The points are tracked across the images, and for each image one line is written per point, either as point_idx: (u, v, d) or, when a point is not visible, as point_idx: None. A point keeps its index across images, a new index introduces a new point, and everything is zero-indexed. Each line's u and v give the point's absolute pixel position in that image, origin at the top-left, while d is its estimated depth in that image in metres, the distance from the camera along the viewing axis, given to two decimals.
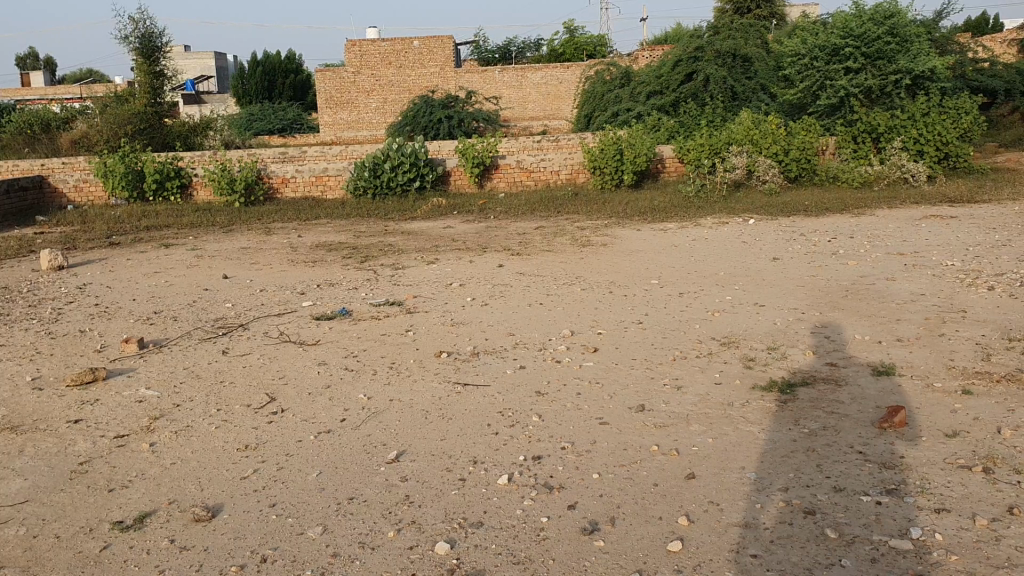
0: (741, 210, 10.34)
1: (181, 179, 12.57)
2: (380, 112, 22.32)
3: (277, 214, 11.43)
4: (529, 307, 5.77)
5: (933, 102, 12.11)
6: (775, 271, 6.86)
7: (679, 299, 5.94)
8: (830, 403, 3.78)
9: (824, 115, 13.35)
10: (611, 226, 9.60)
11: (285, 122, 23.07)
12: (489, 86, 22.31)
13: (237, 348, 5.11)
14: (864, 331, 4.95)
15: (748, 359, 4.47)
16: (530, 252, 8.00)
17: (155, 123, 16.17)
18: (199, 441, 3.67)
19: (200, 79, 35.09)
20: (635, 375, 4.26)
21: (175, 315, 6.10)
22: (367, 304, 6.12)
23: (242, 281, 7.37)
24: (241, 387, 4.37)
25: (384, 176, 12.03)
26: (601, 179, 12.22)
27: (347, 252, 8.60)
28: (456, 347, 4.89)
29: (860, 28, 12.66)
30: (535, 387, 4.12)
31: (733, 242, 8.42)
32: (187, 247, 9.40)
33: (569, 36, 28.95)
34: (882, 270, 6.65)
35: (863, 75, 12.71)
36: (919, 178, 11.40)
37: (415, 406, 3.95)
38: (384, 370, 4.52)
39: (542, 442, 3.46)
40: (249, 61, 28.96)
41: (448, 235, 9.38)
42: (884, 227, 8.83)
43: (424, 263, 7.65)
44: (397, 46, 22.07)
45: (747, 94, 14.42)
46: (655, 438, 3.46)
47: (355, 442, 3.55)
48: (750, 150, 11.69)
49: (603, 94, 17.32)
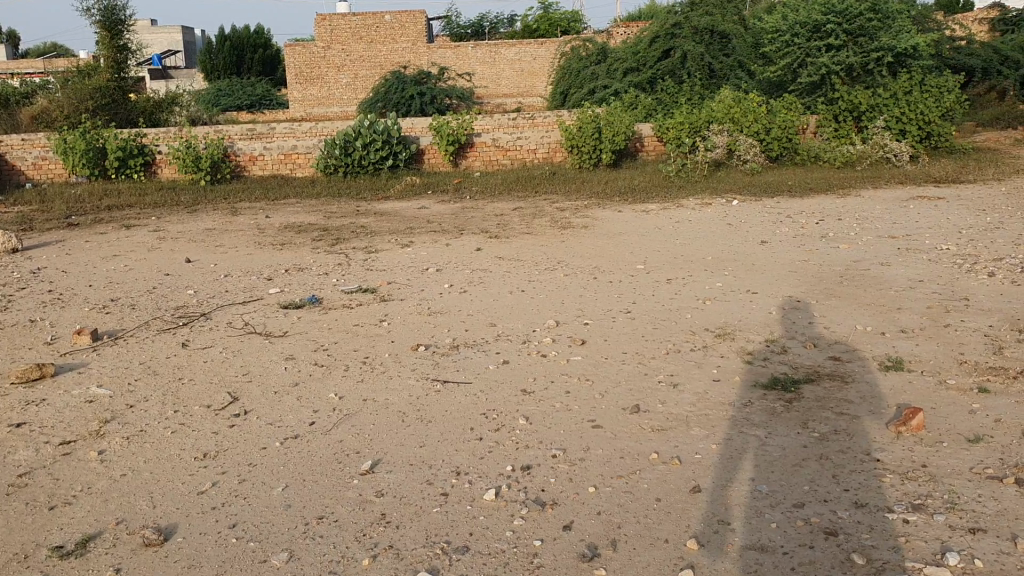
0: (723, 190, 10.09)
1: (144, 156, 12.11)
2: (351, 88, 21.83)
3: (244, 193, 11.03)
4: (510, 294, 5.47)
5: (915, 80, 11.87)
6: (765, 255, 6.61)
7: (667, 286, 5.66)
8: (839, 403, 3.52)
9: (805, 94, 13.12)
10: (590, 207, 9.32)
11: (254, 98, 22.51)
12: (463, 63, 21.88)
13: (198, 339, 4.78)
14: (866, 321, 4.69)
15: (747, 352, 4.21)
16: (509, 234, 7.71)
17: (119, 99, 15.66)
18: (153, 448, 3.34)
19: (166, 53, 34.30)
20: (626, 371, 3.97)
21: (134, 303, 5.73)
22: (338, 291, 5.79)
23: (206, 265, 7.00)
24: (201, 385, 4.03)
25: (355, 153, 11.65)
26: (578, 158, 11.90)
27: (317, 234, 8.25)
28: (434, 339, 4.58)
29: (842, 4, 12.36)
30: (519, 385, 3.82)
31: (718, 223, 8.17)
32: (150, 228, 9.01)
33: (542, 12, 28.54)
34: (875, 255, 6.41)
35: (845, 52, 12.43)
36: (902, 157, 11.20)
37: (390, 407, 3.64)
38: (357, 365, 4.20)
39: (530, 448, 3.16)
40: (217, 35, 28.32)
41: (423, 216, 9.05)
42: (871, 208, 8.60)
43: (398, 246, 7.32)
44: (368, 21, 21.60)
45: (725, 71, 14.17)
46: (653, 443, 3.18)
47: (324, 450, 3.24)
48: (730, 129, 11.43)
49: (579, 71, 16.97)
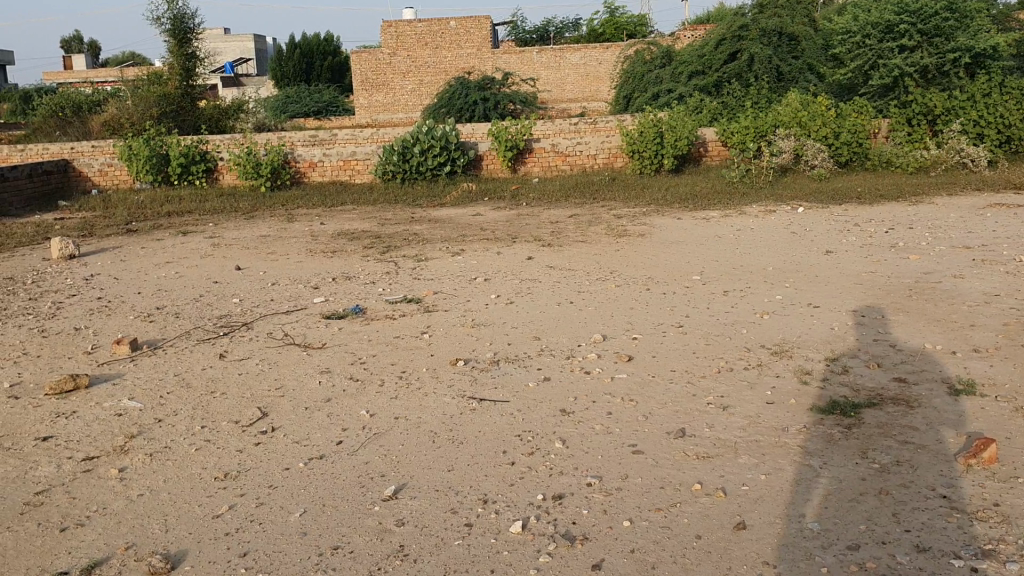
0: (789, 197, 9.73)
1: (206, 162, 12.20)
2: (415, 94, 21.87)
3: (301, 199, 11.03)
4: (558, 306, 5.27)
5: (994, 82, 11.35)
6: (829, 266, 6.29)
7: (723, 298, 5.40)
8: (902, 430, 3.25)
9: (876, 96, 12.65)
10: (649, 214, 9.07)
11: (320, 105, 22.70)
12: (526, 68, 21.74)
13: (237, 350, 4.69)
14: (936, 339, 4.37)
15: (805, 372, 3.94)
16: (563, 242, 7.51)
17: (185, 106, 15.89)
18: (176, 466, 3.22)
19: (240, 61, 34.91)
20: (673, 392, 3.74)
21: (179, 311, 5.68)
22: (383, 300, 5.66)
23: (256, 272, 6.95)
24: (233, 399, 3.92)
25: (413, 160, 11.57)
26: (639, 164, 11.64)
27: (369, 241, 8.16)
28: (475, 353, 4.41)
29: (917, 3, 11.90)
30: (559, 405, 3.62)
31: (782, 232, 7.86)
32: (206, 235, 9.02)
33: (608, 16, 28.27)
34: (948, 266, 6.05)
35: (918, 53, 11.95)
36: (979, 162, 10.70)
37: (422, 426, 3.48)
38: (393, 381, 4.04)
39: (564, 475, 2.97)
40: (287, 43, 28.67)
41: (477, 223, 8.91)
42: (946, 216, 8.19)
43: (448, 255, 7.18)
44: (433, 27, 21.59)
45: (793, 74, 13.77)
46: (697, 472, 2.96)
47: (349, 473, 3.08)
48: (797, 133, 11.07)
49: (643, 75, 16.68)
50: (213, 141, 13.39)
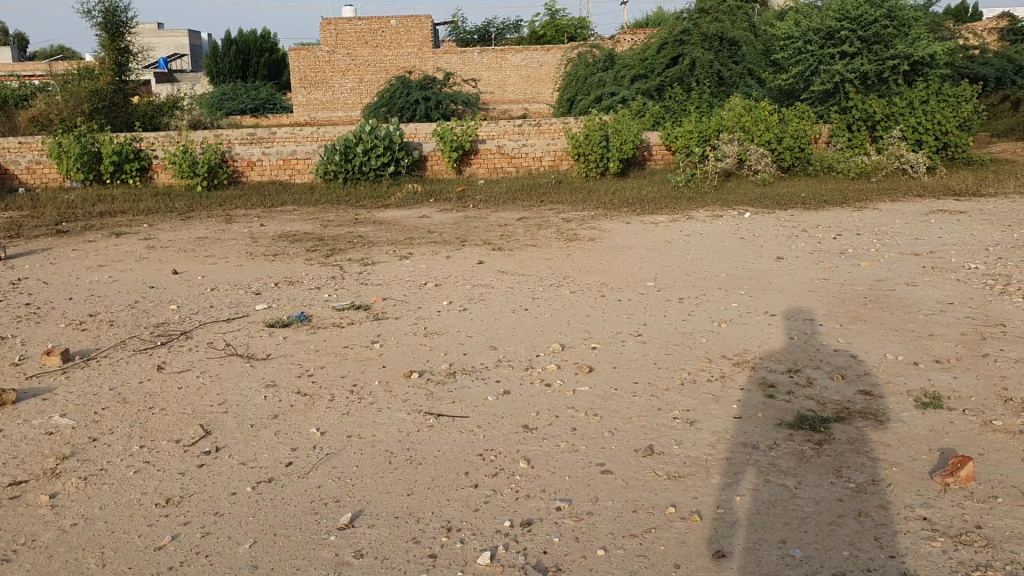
0: (735, 202, 9.73)
1: (140, 161, 11.78)
2: (355, 92, 21.55)
3: (240, 199, 10.71)
4: (512, 314, 5.13)
5: (932, 90, 11.51)
6: (782, 272, 6.25)
7: (679, 306, 5.31)
8: (874, 447, 3.17)
9: (817, 102, 12.75)
10: (597, 218, 8.98)
11: (258, 102, 22.22)
12: (468, 68, 21.56)
13: (176, 361, 4.44)
14: (896, 349, 4.33)
15: (769, 384, 3.85)
16: (512, 246, 7.36)
17: (118, 102, 15.38)
18: (111, 491, 2.99)
19: (173, 55, 34.09)
20: (637, 405, 3.61)
21: (113, 318, 5.39)
22: (329, 307, 5.45)
23: (194, 277, 6.67)
24: (173, 416, 3.69)
25: (356, 160, 11.32)
26: (585, 166, 11.55)
27: (312, 244, 7.91)
28: (429, 364, 4.25)
29: (857, 10, 12.02)
30: (521, 420, 3.47)
31: (731, 237, 7.83)
32: (140, 236, 8.68)
33: (549, 17, 28.25)
34: (899, 273, 6.06)
35: (859, 60, 12.07)
36: (918, 168, 10.84)
37: (377, 445, 3.30)
38: (344, 395, 3.85)
39: (531, 499, 2.83)
40: (223, 39, 28.06)
41: (423, 225, 8.72)
42: (891, 222, 8.25)
43: (395, 258, 6.98)
44: (374, 26, 21.30)
45: (735, 79, 13.83)
46: (669, 493, 2.84)
47: (301, 498, 2.90)
48: (741, 138, 11.09)
49: (586, 77, 16.64)
50: (147, 138, 12.96)
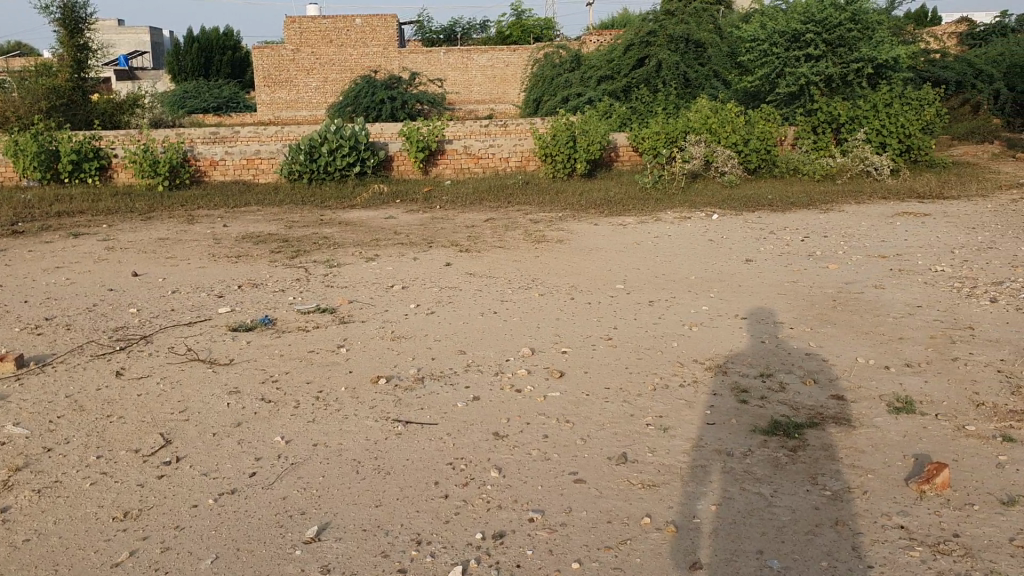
0: (702, 203, 9.73)
1: (99, 159, 11.55)
2: (320, 92, 21.34)
3: (202, 199, 10.53)
4: (480, 317, 5.05)
5: (895, 93, 11.59)
6: (751, 275, 6.24)
7: (649, 309, 5.26)
8: (849, 453, 3.14)
9: (782, 104, 12.81)
10: (565, 219, 8.93)
11: (221, 100, 21.93)
12: (434, 68, 21.44)
13: (135, 368, 4.32)
14: (867, 353, 4.31)
15: (742, 389, 3.81)
16: (480, 248, 7.29)
17: (76, 100, 15.09)
18: (66, 504, 2.88)
19: (134, 53, 33.60)
20: (610, 411, 3.56)
21: (70, 322, 5.24)
22: (294, 310, 5.33)
23: (155, 279, 6.52)
24: (131, 424, 3.57)
25: (321, 160, 11.17)
26: (552, 167, 11.51)
27: (276, 245, 7.79)
28: (397, 369, 4.16)
29: (822, 13, 12.09)
30: (491, 427, 3.40)
31: (699, 239, 7.81)
32: (99, 237, 8.48)
33: (515, 18, 28.20)
34: (867, 276, 6.06)
35: (824, 62, 12.13)
36: (882, 171, 10.91)
37: (344, 454, 3.21)
38: (309, 402, 3.75)
39: (503, 510, 2.76)
40: (186, 36, 27.68)
41: (389, 226, 8.62)
42: (857, 224, 8.29)
43: (361, 260, 6.88)
44: (339, 24, 21.13)
45: (701, 81, 13.86)
46: (644, 503, 2.79)
47: (265, 510, 2.81)
48: (707, 139, 11.10)
49: (553, 77, 16.60)
50: (106, 137, 12.71)
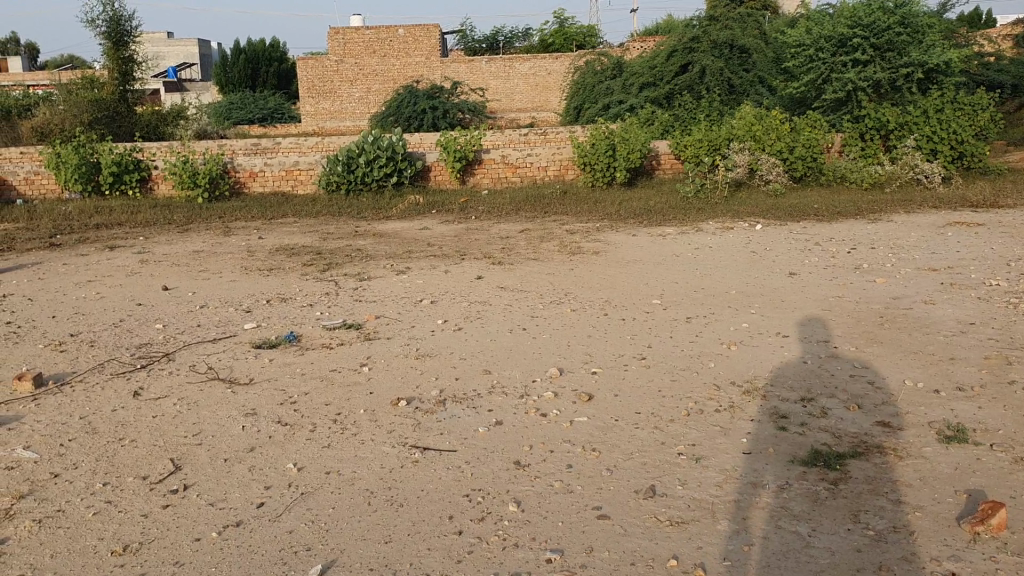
0: (745, 213, 9.47)
1: (139, 171, 11.59)
2: (363, 102, 21.37)
3: (239, 211, 10.51)
4: (509, 334, 4.88)
5: (947, 98, 11.22)
6: (794, 290, 5.99)
7: (686, 326, 5.05)
8: (895, 487, 2.91)
9: (829, 111, 12.48)
10: (603, 230, 8.73)
11: (266, 111, 22.05)
12: (476, 77, 21.36)
13: (153, 387, 4.21)
14: (916, 375, 4.06)
15: (781, 414, 3.59)
16: (514, 260, 7.13)
17: (121, 112, 15.23)
18: (65, 536, 2.76)
19: (183, 65, 34.01)
20: (639, 439, 3.36)
21: (94, 339, 5.17)
22: (320, 326, 5.20)
23: (185, 293, 6.46)
24: (142, 449, 3.46)
25: (358, 171, 11.09)
26: (591, 176, 11.31)
27: (309, 258, 7.69)
28: (420, 390, 4.00)
29: (870, 17, 11.76)
30: (513, 456, 3.23)
31: (741, 250, 7.57)
32: (135, 250, 8.46)
33: (558, 26, 28.06)
34: (916, 291, 5.79)
35: (872, 67, 11.79)
36: (933, 178, 10.55)
37: (356, 483, 3.06)
38: (326, 426, 3.61)
39: (519, 550, 2.59)
40: (232, 48, 27.95)
41: (424, 238, 8.50)
42: (906, 235, 7.99)
43: (392, 273, 6.75)
44: (382, 34, 21.14)
45: (745, 87, 13.56)
46: (672, 544, 2.60)
47: (270, 545, 2.67)
48: (751, 147, 10.83)
49: (594, 85, 16.41)
50: (148, 149, 12.77)
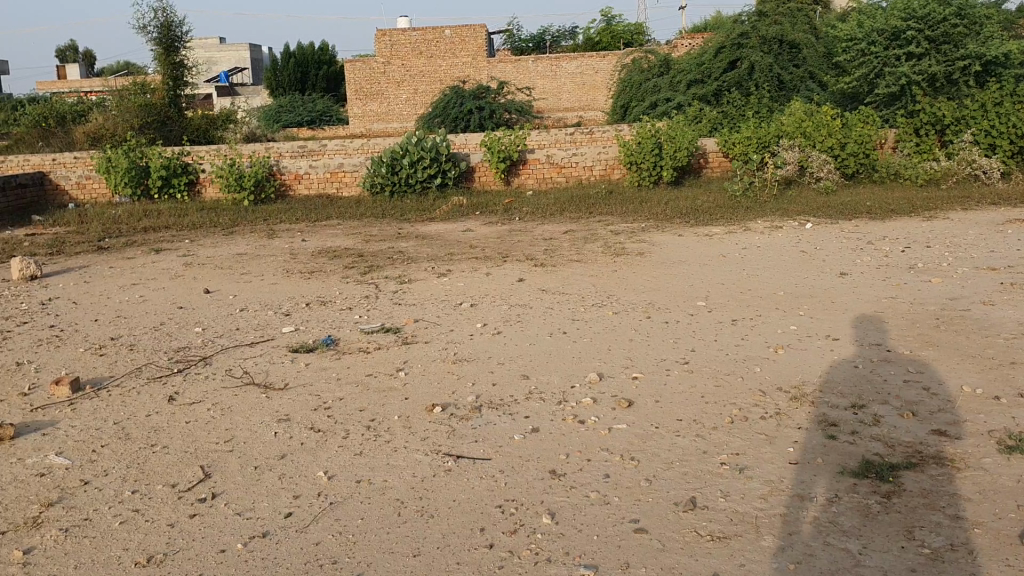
0: (795, 212, 9.24)
1: (187, 174, 11.68)
2: (410, 103, 21.41)
3: (284, 213, 10.53)
4: (549, 338, 4.77)
5: (1005, 90, 10.86)
6: (846, 290, 5.80)
7: (731, 329, 4.89)
8: (953, 501, 2.75)
9: (882, 105, 12.16)
10: (649, 230, 8.58)
11: (314, 114, 22.17)
12: (522, 76, 21.27)
13: (189, 392, 4.17)
14: (974, 381, 3.86)
15: (831, 422, 3.44)
16: (557, 262, 7.01)
17: (171, 117, 15.40)
18: (91, 546, 2.72)
19: (235, 69, 34.42)
20: (680, 448, 3.23)
21: (134, 343, 5.16)
22: (357, 330, 5.14)
23: (226, 296, 6.44)
24: (174, 455, 3.41)
25: (403, 172, 11.06)
26: (637, 176, 11.14)
27: (351, 260, 7.65)
28: (455, 396, 3.90)
29: (924, 9, 11.42)
30: (549, 465, 3.12)
31: (790, 250, 7.37)
32: (181, 253, 8.51)
33: (605, 25, 27.87)
34: (974, 291, 5.55)
35: (927, 60, 11.46)
36: (991, 174, 10.21)
37: (387, 492, 2.98)
38: (359, 432, 3.53)
39: (552, 566, 2.48)
40: (283, 53, 28.21)
41: (467, 239, 8.43)
42: (964, 233, 7.72)
43: (433, 276, 6.68)
44: (428, 36, 21.15)
45: (795, 83, 13.28)
46: (712, 561, 2.47)
47: (296, 558, 2.59)
48: (801, 144, 10.58)
49: (641, 84, 16.21)
50: (197, 152, 12.89)
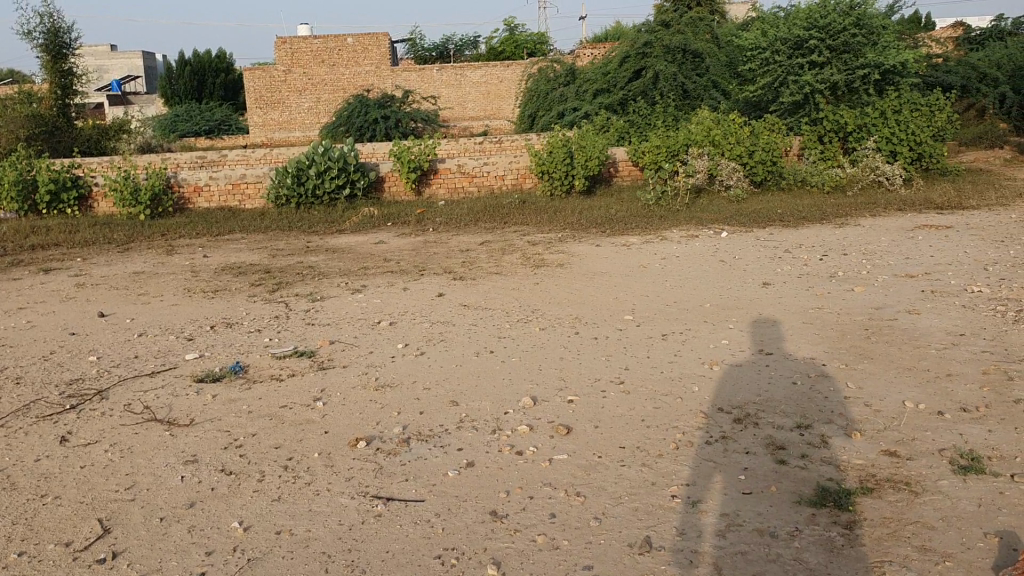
0: (709, 220, 9.20)
1: (77, 188, 11.01)
2: (313, 112, 20.89)
3: (183, 228, 10.02)
4: (476, 359, 4.53)
5: (904, 98, 11.08)
6: (771, 300, 5.72)
7: (662, 345, 4.74)
8: (918, 531, 2.62)
9: (785, 114, 12.30)
10: (565, 241, 8.41)
11: (212, 123, 21.43)
12: (427, 85, 20.98)
13: (83, 431, 3.79)
14: (915, 396, 3.78)
15: (779, 445, 3.29)
16: (476, 275, 6.78)
17: (59, 127, 14.58)
18: None
19: (127, 78, 33.19)
20: (627, 479, 3.04)
21: (21, 375, 4.71)
22: (268, 355, 4.80)
23: (122, 320, 6.01)
24: (67, 508, 3.04)
25: (309, 182, 10.64)
26: (549, 185, 10.97)
27: (258, 277, 7.27)
28: (380, 428, 3.63)
29: (826, 19, 11.61)
30: (489, 505, 2.88)
31: (710, 260, 7.30)
32: (72, 272, 7.96)
33: (508, 34, 27.81)
34: (897, 300, 5.54)
35: (829, 69, 11.63)
36: (895, 180, 10.39)
37: (312, 543, 2.70)
38: (276, 474, 3.22)
39: None
40: (178, 60, 27.27)
41: (379, 253, 8.12)
42: (877, 240, 7.78)
43: (346, 293, 6.37)
44: (330, 43, 20.68)
45: (699, 92, 13.34)
46: None
47: None
48: (710, 152, 10.59)
49: (547, 92, 16.12)
50: (88, 165, 12.23)
